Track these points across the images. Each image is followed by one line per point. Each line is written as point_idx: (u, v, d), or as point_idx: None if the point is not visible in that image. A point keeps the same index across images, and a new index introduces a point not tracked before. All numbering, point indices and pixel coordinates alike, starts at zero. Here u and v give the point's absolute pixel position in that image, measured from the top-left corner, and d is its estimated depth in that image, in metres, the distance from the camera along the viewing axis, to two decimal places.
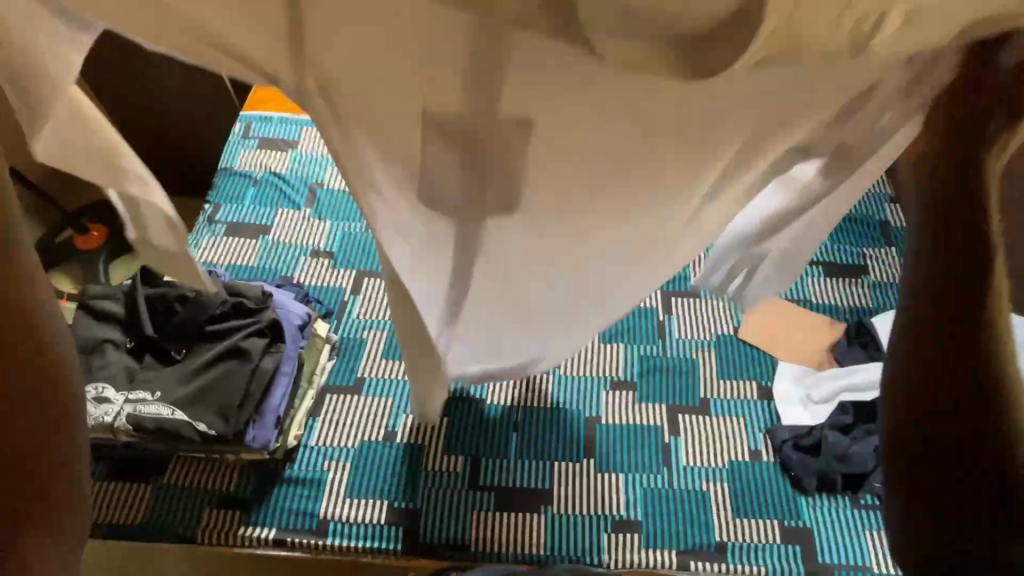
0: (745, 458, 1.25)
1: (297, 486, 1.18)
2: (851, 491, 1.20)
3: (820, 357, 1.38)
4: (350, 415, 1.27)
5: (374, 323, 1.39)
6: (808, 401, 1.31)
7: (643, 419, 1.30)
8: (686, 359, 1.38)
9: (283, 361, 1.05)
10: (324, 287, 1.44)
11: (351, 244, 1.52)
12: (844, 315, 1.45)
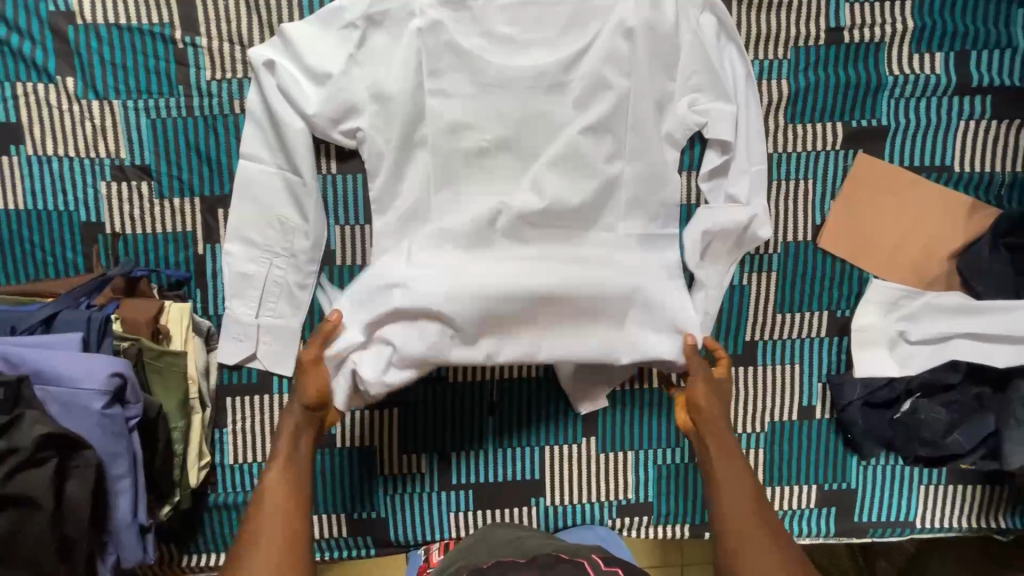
0: (792, 417, 0.96)
1: (230, 510, 0.95)
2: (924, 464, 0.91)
3: (939, 271, 0.91)
4: (268, 420, 0.94)
5: (263, 284, 0.90)
6: (899, 340, 0.92)
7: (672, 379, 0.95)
8: (734, 287, 0.93)
9: (107, 464, 0.68)
10: (156, 235, 0.89)
11: (175, 149, 0.87)
12: (999, 190, 0.90)
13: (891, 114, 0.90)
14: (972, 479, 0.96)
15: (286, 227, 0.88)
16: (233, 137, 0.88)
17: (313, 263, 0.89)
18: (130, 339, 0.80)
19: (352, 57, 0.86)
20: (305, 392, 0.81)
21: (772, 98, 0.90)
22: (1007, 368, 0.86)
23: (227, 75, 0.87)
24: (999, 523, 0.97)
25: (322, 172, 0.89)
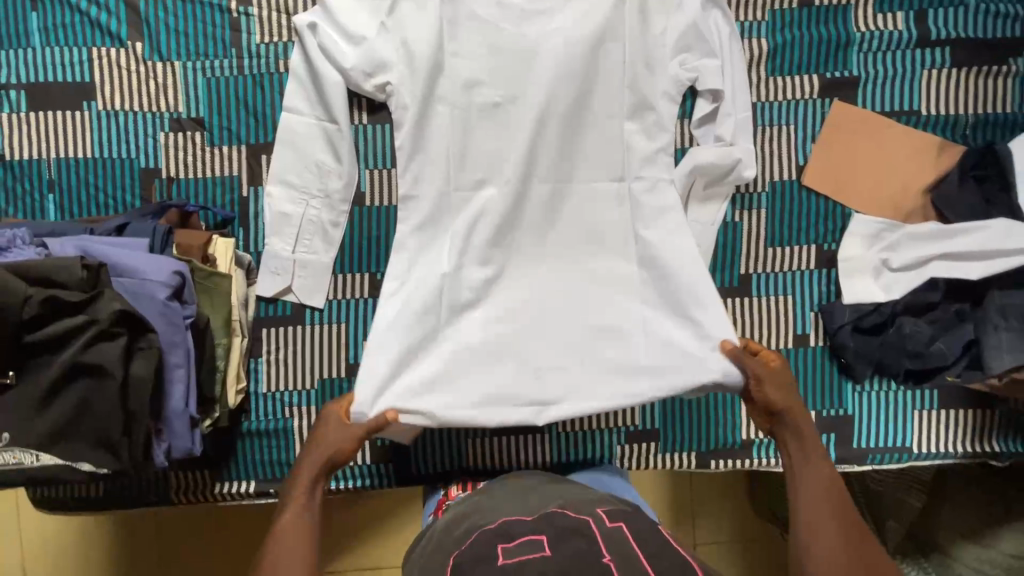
0: (788, 345, 1.03)
1: (262, 437, 1.02)
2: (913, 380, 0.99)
3: (914, 204, 1.00)
4: (299, 350, 1.02)
5: (300, 221, 1.00)
6: (883, 269, 0.99)
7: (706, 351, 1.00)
8: (727, 223, 1.02)
9: (167, 353, 0.76)
10: (205, 179, 1.00)
11: (227, 104, 0.99)
12: (964, 131, 1.00)
13: (861, 66, 1.00)
14: (962, 404, 1.02)
15: (322, 171, 0.99)
16: (277, 93, 1.00)
17: (345, 203, 1.00)
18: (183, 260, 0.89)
19: (383, 23, 0.98)
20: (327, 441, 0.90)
21: (754, 55, 1.01)
22: (982, 286, 0.93)
23: (275, 40, 0.99)
24: (992, 447, 1.02)
25: (355, 123, 1.01)
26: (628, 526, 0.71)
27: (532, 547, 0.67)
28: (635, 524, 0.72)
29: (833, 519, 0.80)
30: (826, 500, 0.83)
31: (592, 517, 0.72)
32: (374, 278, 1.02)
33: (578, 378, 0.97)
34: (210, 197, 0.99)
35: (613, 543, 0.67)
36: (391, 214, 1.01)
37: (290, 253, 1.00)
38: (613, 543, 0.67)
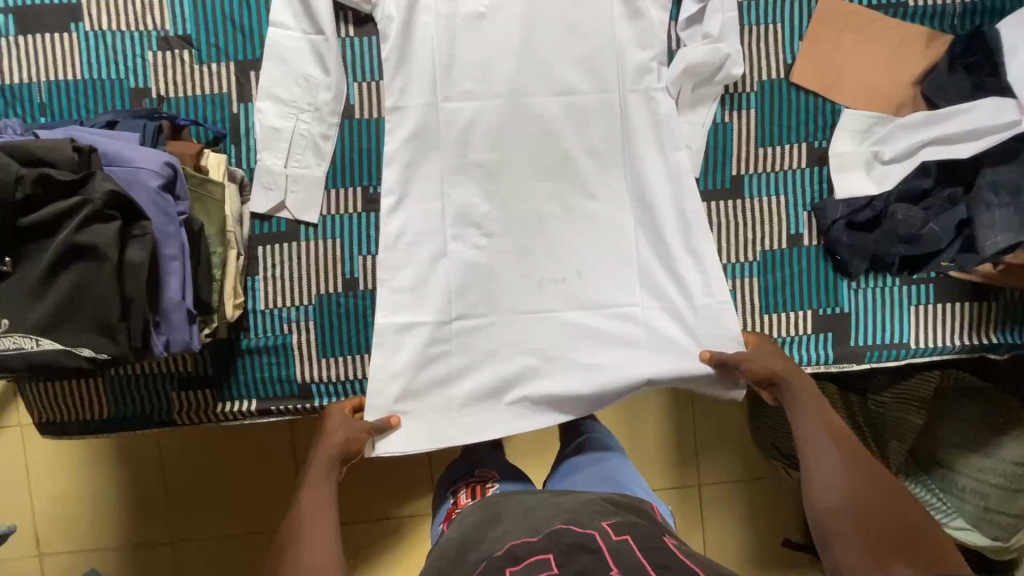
0: (782, 245, 1.03)
1: (261, 354, 1.02)
2: (906, 271, 1.00)
3: (903, 96, 1.00)
4: (295, 266, 1.02)
5: (291, 136, 1.00)
6: (875, 162, 0.99)
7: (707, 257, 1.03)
8: (717, 125, 1.02)
9: (161, 243, 0.76)
10: (195, 98, 1.00)
11: (213, 20, 0.99)
12: (952, 20, 0.99)
13: None
14: (959, 298, 1.02)
15: (310, 84, 0.99)
16: (263, 8, 1.00)
17: (335, 116, 1.00)
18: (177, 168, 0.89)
19: None
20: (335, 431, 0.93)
21: None
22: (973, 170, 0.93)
23: None
24: (990, 339, 1.02)
25: (341, 36, 1.00)
26: (636, 539, 0.68)
27: (540, 565, 0.64)
28: (642, 536, 0.69)
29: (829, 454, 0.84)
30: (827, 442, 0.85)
31: (597, 530, 0.70)
32: (367, 192, 1.02)
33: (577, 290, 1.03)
34: (202, 115, 1.00)
35: (622, 555, 0.65)
36: (381, 126, 1.01)
37: (281, 168, 1.00)
38: (622, 558, 0.65)
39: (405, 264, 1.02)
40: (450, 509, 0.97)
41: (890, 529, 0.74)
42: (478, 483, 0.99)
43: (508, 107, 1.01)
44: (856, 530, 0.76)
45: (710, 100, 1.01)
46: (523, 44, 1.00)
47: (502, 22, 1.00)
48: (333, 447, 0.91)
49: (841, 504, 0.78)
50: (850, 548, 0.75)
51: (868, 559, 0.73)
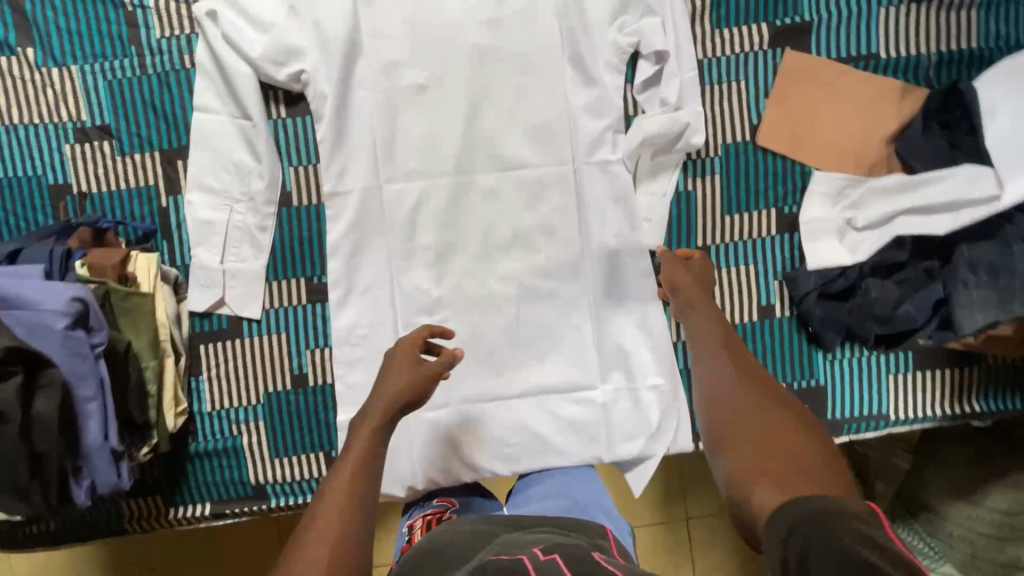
0: (753, 317, 0.97)
1: (212, 458, 0.98)
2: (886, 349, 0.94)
3: (878, 156, 0.93)
4: (242, 364, 0.97)
5: (225, 228, 0.93)
6: (848, 228, 0.93)
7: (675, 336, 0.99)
8: (680, 194, 0.96)
9: (75, 386, 0.71)
10: (119, 192, 0.93)
11: (133, 107, 0.92)
12: (928, 73, 0.92)
13: (813, 10, 0.92)
14: (939, 365, 0.97)
15: (242, 172, 0.92)
16: (186, 92, 0.92)
17: (271, 206, 0.93)
18: (95, 281, 0.82)
19: (292, 6, 0.89)
20: (397, 377, 0.78)
21: (696, 8, 0.93)
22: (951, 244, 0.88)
23: (175, 33, 0.91)
24: (973, 406, 0.97)
25: (272, 118, 0.93)
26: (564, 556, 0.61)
27: None
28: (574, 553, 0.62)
29: (718, 361, 0.74)
30: (714, 344, 0.76)
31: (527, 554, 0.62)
32: (311, 283, 0.96)
33: (539, 376, 0.98)
34: (129, 211, 0.93)
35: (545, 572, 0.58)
36: (320, 212, 0.95)
37: (219, 263, 0.94)
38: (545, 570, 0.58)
39: (355, 357, 0.96)
40: (403, 547, 0.86)
41: (791, 463, 0.60)
42: (434, 516, 0.89)
43: (455, 183, 0.95)
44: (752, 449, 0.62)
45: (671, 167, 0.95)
46: (468, 119, 0.94)
47: (445, 95, 0.93)
48: (396, 393, 0.76)
49: (736, 425, 0.66)
50: (739, 468, 0.62)
51: (758, 475, 0.60)
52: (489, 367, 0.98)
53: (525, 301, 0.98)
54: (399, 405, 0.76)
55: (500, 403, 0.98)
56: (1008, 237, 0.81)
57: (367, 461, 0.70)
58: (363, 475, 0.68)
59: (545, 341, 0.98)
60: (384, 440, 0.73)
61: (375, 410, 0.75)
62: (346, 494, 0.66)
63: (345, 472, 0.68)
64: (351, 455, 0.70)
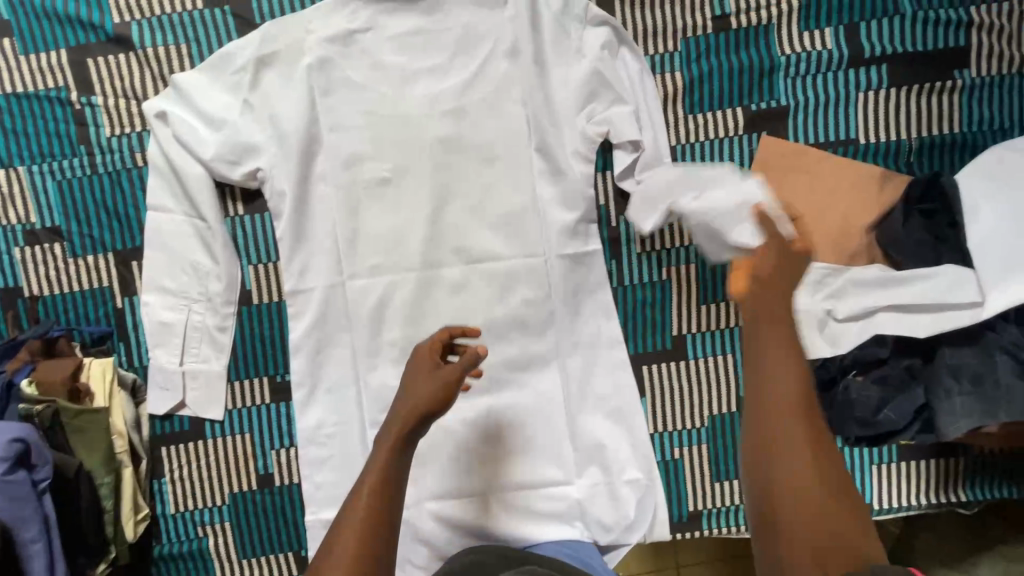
0: (729, 408, 0.94)
1: (176, 561, 0.95)
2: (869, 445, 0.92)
3: (858, 245, 0.90)
4: (204, 466, 0.94)
5: (183, 329, 0.90)
6: (828, 320, 0.89)
7: (651, 424, 0.95)
8: (653, 284, 0.93)
9: (19, 529, 0.68)
10: (71, 295, 0.89)
11: (84, 208, 0.88)
12: (909, 158, 0.88)
13: (790, 94, 0.89)
14: (923, 453, 0.94)
15: (200, 272, 0.89)
16: (138, 190, 0.89)
17: (230, 305, 0.90)
18: (45, 402, 0.81)
19: (246, 100, 0.86)
20: (420, 385, 0.71)
21: (668, 92, 0.90)
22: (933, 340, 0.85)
23: (125, 130, 0.87)
24: (960, 496, 0.94)
25: (229, 216, 0.90)
26: None
27: None
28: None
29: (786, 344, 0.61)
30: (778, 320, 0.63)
31: None
32: (274, 381, 0.93)
33: (512, 471, 0.95)
34: (82, 314, 0.90)
35: None
36: (282, 310, 0.92)
37: (177, 366, 0.91)
38: None
39: (320, 457, 0.93)
40: None
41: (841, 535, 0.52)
42: None
43: (421, 278, 0.91)
44: (790, 467, 0.55)
45: (641, 258, 0.93)
46: (433, 212, 0.90)
47: (408, 188, 0.90)
48: (409, 411, 0.68)
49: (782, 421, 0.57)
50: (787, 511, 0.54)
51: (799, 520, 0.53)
52: (460, 464, 0.94)
53: (496, 395, 0.95)
54: (420, 420, 0.69)
55: (473, 500, 0.95)
56: (988, 347, 0.80)
57: (383, 485, 0.63)
58: (381, 499, 0.62)
59: (517, 435, 0.95)
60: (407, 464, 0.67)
61: (392, 426, 0.68)
62: (370, 523, 0.61)
63: (363, 504, 0.62)
64: (366, 478, 0.64)
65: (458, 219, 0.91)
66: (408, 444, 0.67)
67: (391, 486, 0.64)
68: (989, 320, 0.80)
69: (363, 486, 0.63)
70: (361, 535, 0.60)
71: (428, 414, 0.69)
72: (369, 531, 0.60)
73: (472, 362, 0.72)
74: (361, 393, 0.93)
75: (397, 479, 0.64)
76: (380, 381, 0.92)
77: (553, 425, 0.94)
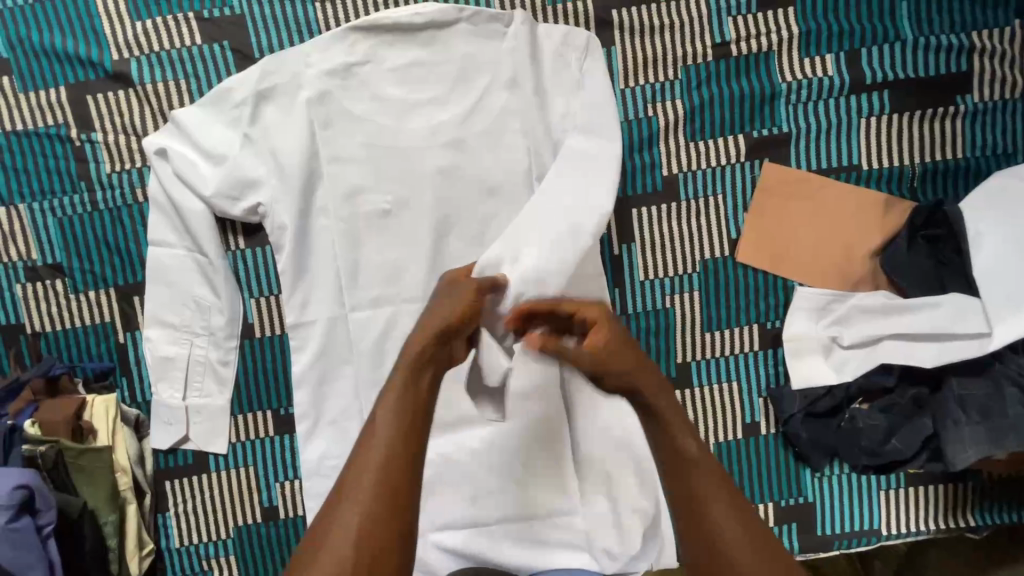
0: (738, 436, 0.92)
1: None
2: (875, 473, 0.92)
3: (862, 271, 0.89)
4: (207, 500, 0.93)
5: (184, 364, 0.89)
6: (834, 345, 0.89)
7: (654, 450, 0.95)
8: (656, 312, 0.91)
9: None
10: (73, 330, 0.89)
11: (85, 244, 0.88)
12: (912, 183, 0.88)
13: (791, 121, 0.88)
14: (931, 479, 0.93)
15: (202, 307, 0.89)
16: (139, 226, 0.89)
17: (232, 339, 0.90)
18: (47, 442, 0.81)
19: (246, 135, 0.85)
20: (445, 310, 0.70)
21: (669, 119, 0.89)
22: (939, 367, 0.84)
23: (126, 166, 0.87)
24: (969, 521, 0.94)
25: (231, 250, 0.91)
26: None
27: None
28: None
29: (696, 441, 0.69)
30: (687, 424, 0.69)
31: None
32: (278, 414, 0.93)
33: (517, 501, 0.94)
34: (84, 350, 0.90)
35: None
36: (285, 344, 0.92)
37: (179, 400, 0.90)
38: None
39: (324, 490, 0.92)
40: None
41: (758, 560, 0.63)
42: None
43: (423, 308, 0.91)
44: (722, 514, 0.65)
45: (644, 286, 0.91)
46: (434, 242, 0.90)
47: (410, 218, 0.89)
48: (431, 335, 0.68)
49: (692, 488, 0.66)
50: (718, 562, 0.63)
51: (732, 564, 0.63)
52: (465, 494, 0.94)
53: (501, 425, 0.94)
54: (443, 335, 0.68)
55: (478, 531, 0.94)
56: (996, 378, 0.80)
57: (408, 416, 0.63)
58: (409, 437, 0.62)
59: (522, 465, 0.94)
60: (430, 398, 0.66)
61: (414, 356, 0.67)
62: (390, 464, 0.61)
63: (383, 446, 0.62)
64: (383, 417, 0.63)
65: (460, 249, 0.90)
66: (428, 371, 0.67)
67: (412, 422, 0.63)
68: (996, 351, 0.80)
69: (377, 423, 0.63)
70: (380, 477, 0.60)
71: (451, 342, 0.69)
72: (387, 471, 0.61)
73: (491, 283, 0.74)
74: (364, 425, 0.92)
75: (416, 412, 0.64)
76: None
77: (558, 454, 0.94)
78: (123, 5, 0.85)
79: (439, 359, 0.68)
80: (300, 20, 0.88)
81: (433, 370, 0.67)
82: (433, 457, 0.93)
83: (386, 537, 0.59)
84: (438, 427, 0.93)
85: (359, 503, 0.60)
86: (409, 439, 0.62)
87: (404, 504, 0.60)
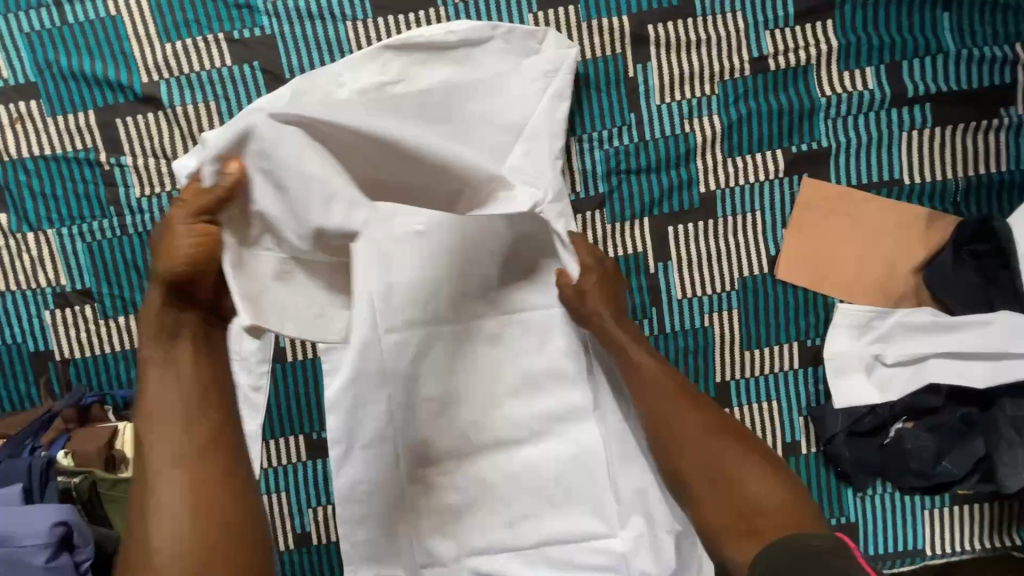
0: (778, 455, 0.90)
1: None
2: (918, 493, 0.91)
3: (905, 288, 0.88)
4: None
5: None
6: (876, 363, 0.88)
7: None
8: (696, 331, 0.90)
9: None
10: (102, 357, 0.88)
11: (114, 269, 0.87)
12: (955, 198, 0.87)
13: (830, 135, 0.87)
14: (976, 497, 0.92)
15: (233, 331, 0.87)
16: None
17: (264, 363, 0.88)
18: (81, 473, 0.79)
19: None
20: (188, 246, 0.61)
21: (706, 135, 0.88)
22: (988, 386, 0.83)
23: (155, 190, 0.86)
24: (1015, 540, 0.92)
25: None
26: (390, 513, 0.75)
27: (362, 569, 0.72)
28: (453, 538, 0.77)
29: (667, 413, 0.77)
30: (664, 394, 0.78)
31: None
32: (311, 438, 0.92)
33: (553, 524, 0.92)
34: (114, 376, 0.88)
35: None
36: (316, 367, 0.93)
37: None
38: None
39: (358, 515, 0.91)
40: None
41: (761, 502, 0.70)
42: None
43: (458, 330, 0.89)
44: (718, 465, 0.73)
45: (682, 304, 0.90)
46: (468, 263, 0.88)
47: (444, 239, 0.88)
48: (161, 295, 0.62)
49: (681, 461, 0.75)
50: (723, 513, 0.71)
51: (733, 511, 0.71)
52: (500, 518, 0.92)
53: (537, 448, 0.92)
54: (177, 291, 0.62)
55: (514, 555, 0.92)
56: None
57: (206, 394, 0.62)
58: (207, 417, 0.61)
59: (559, 488, 0.92)
60: (212, 369, 0.63)
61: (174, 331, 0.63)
62: (201, 443, 0.60)
63: (160, 433, 0.60)
64: (160, 405, 0.61)
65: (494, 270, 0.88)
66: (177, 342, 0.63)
67: (207, 396, 0.62)
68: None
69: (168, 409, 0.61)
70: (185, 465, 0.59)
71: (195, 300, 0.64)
72: (201, 454, 0.60)
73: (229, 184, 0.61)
74: (398, 449, 0.91)
75: (192, 383, 0.62)
76: (418, 435, 0.90)
77: (595, 476, 0.92)
78: (152, 27, 0.84)
79: (191, 325, 0.64)
80: (331, 41, 0.86)
81: (200, 337, 0.64)
82: (468, 481, 0.92)
83: (215, 518, 0.58)
84: (474, 451, 0.91)
85: (174, 496, 0.58)
86: (213, 417, 0.61)
87: (229, 480, 0.60)
